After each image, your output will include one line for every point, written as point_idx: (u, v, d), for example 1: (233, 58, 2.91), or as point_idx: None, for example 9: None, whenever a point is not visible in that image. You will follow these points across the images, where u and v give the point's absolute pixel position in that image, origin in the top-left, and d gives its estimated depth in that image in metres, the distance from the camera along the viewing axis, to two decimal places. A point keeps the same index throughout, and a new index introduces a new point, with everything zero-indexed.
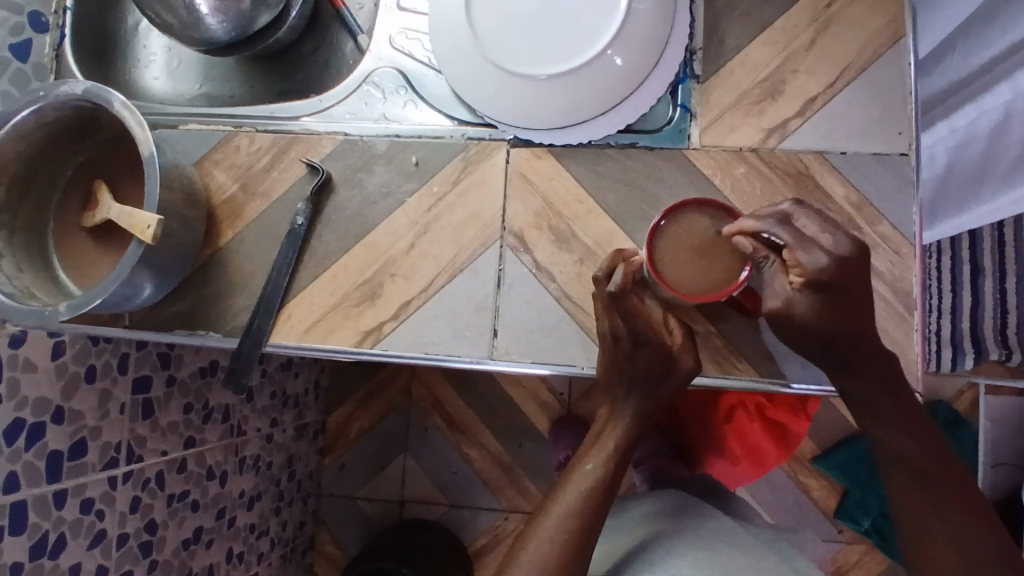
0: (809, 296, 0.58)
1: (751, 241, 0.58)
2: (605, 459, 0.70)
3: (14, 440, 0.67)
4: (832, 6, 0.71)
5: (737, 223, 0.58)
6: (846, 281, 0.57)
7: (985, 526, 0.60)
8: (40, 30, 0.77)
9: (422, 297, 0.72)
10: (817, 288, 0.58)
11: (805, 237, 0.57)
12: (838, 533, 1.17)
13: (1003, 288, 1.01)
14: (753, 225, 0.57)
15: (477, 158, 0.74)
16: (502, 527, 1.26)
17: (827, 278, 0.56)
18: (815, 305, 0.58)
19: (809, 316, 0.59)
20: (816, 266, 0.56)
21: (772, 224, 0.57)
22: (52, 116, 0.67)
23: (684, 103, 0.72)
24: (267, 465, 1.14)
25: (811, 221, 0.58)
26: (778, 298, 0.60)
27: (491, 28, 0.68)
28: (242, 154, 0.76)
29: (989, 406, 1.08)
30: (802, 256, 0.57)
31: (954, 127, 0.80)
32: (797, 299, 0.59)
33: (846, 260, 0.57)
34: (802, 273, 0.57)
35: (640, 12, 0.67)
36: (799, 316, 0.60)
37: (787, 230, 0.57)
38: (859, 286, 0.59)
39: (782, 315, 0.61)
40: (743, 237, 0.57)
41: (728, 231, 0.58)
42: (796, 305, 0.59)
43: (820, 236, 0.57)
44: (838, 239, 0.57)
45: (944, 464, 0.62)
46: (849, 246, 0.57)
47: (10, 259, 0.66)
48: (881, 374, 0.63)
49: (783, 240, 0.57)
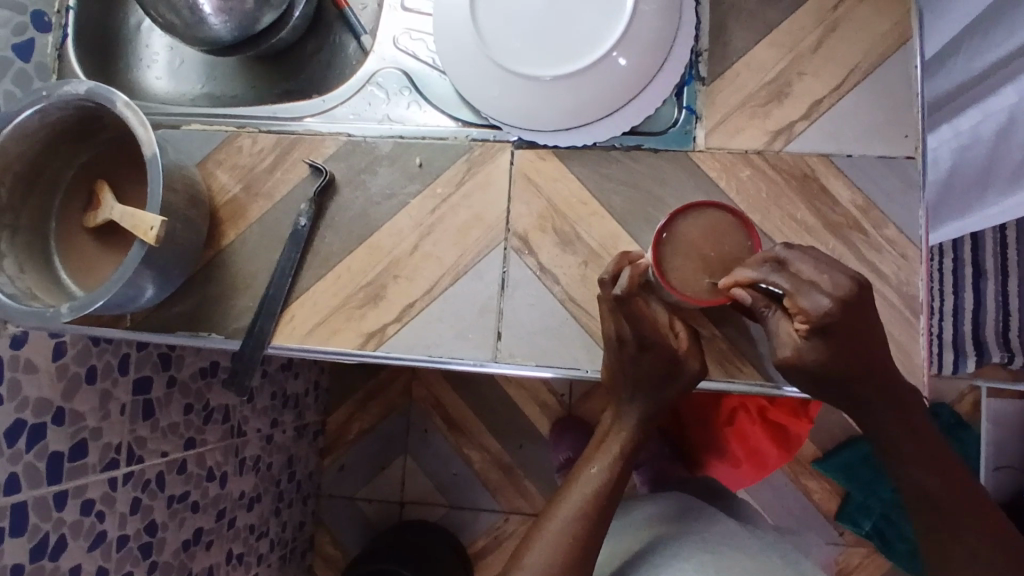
0: (816, 341, 0.58)
1: (749, 291, 0.59)
2: (611, 462, 0.70)
3: (15, 440, 0.67)
4: (838, 8, 0.70)
5: (733, 275, 0.58)
6: (849, 323, 0.57)
7: (991, 527, 0.62)
8: (42, 29, 0.76)
9: (425, 298, 0.72)
10: (821, 334, 0.57)
11: (803, 282, 0.57)
12: (840, 536, 1.17)
13: (1005, 290, 1.01)
14: (750, 275, 0.58)
15: (481, 160, 0.74)
16: (503, 529, 1.25)
17: (830, 322, 0.56)
18: (823, 350, 0.58)
19: (819, 360, 0.59)
20: (819, 311, 0.56)
21: (768, 273, 0.57)
22: (55, 116, 0.66)
23: (689, 105, 0.72)
24: (267, 467, 1.13)
25: (805, 263, 0.58)
26: (787, 348, 0.59)
27: (495, 28, 0.68)
28: (245, 154, 0.76)
29: (993, 410, 1.09)
30: (804, 301, 0.56)
31: (959, 130, 0.80)
32: (805, 348, 0.58)
33: (847, 302, 0.56)
34: (806, 320, 0.56)
35: (645, 13, 0.67)
36: (810, 362, 0.59)
37: (784, 277, 0.57)
38: (861, 324, 0.58)
39: (793, 364, 0.60)
40: (740, 289, 0.58)
41: (724, 284, 0.58)
42: (805, 353, 0.58)
43: (818, 277, 0.57)
44: (836, 280, 0.57)
45: (950, 468, 0.63)
46: (848, 286, 0.56)
47: (12, 260, 0.66)
48: (885, 397, 0.62)
49: (782, 287, 0.57)
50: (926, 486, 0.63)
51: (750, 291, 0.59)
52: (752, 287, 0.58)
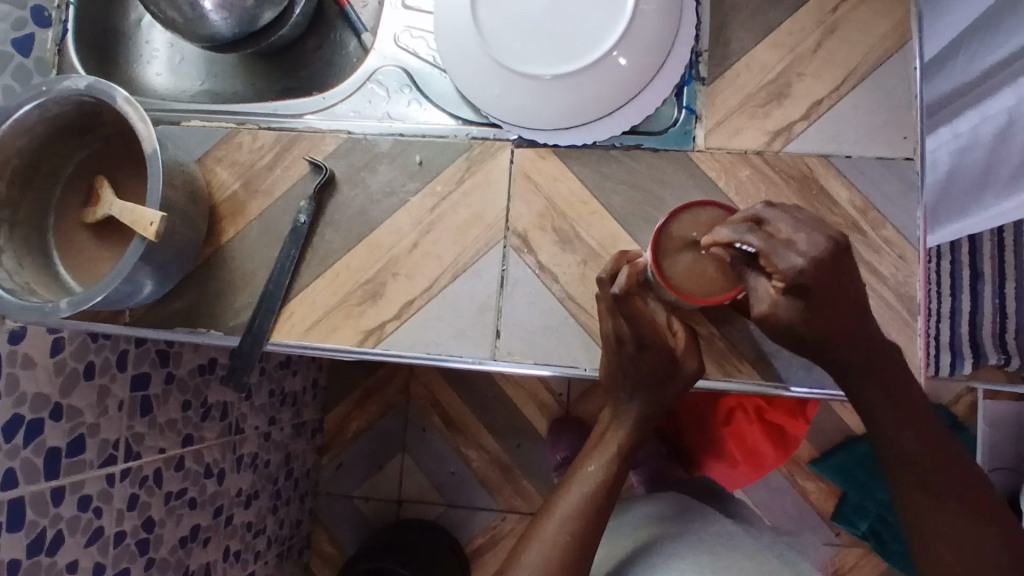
0: (792, 298, 0.57)
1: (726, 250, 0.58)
2: (609, 461, 0.70)
3: (12, 436, 0.67)
4: (838, 9, 0.71)
5: (710, 234, 0.58)
6: (825, 284, 0.56)
7: (994, 527, 0.58)
8: (43, 25, 0.76)
9: (424, 297, 0.72)
10: (797, 292, 0.56)
11: (777, 240, 0.56)
12: (836, 537, 1.17)
13: (1002, 293, 1.01)
14: (725, 236, 0.57)
15: (481, 158, 0.74)
16: (500, 527, 1.26)
17: (805, 281, 0.55)
18: (799, 308, 0.58)
19: (796, 319, 0.58)
20: (793, 270, 0.55)
21: (744, 232, 0.56)
22: (54, 111, 0.66)
23: (689, 105, 0.72)
24: (264, 464, 1.13)
25: (785, 223, 0.56)
26: (764, 303, 0.59)
27: (497, 27, 0.68)
28: (245, 151, 0.76)
29: (988, 410, 1.11)
30: (778, 260, 0.55)
31: (957, 132, 0.81)
32: (781, 304, 0.58)
33: (823, 262, 0.55)
34: (781, 278, 0.56)
35: (646, 13, 0.67)
36: (786, 318, 0.58)
37: (758, 235, 0.56)
38: (841, 285, 0.57)
39: (769, 319, 0.59)
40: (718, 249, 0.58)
41: (704, 244, 0.58)
42: (781, 310, 0.58)
43: (794, 237, 0.55)
44: (813, 239, 0.55)
45: (949, 462, 0.60)
46: (826, 246, 0.55)
47: (11, 255, 0.66)
48: (876, 378, 0.62)
49: (756, 246, 0.56)
50: (922, 479, 0.60)
51: (728, 250, 0.59)
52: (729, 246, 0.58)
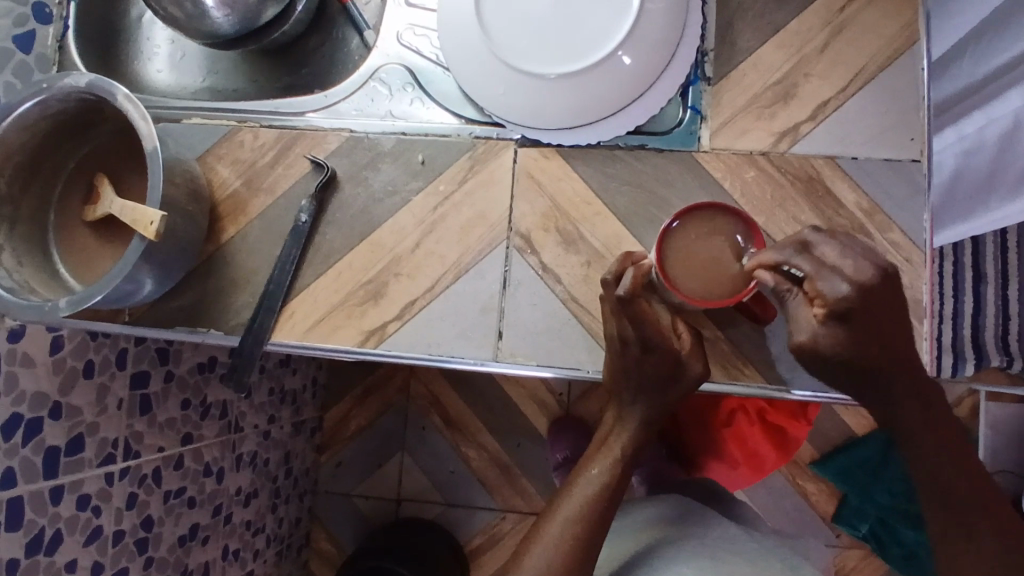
0: (834, 327, 0.57)
1: (773, 274, 0.58)
2: (612, 463, 0.69)
3: (11, 435, 0.66)
4: (845, 9, 0.70)
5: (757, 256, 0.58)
6: (868, 310, 0.56)
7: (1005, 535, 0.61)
8: (43, 21, 0.75)
9: (427, 297, 0.71)
10: (840, 319, 0.56)
11: (825, 265, 0.56)
12: (836, 538, 1.17)
13: (1005, 295, 1.01)
14: (772, 257, 0.57)
15: (484, 158, 0.73)
16: (500, 527, 1.25)
17: (848, 307, 0.55)
18: (840, 336, 0.57)
19: (837, 347, 0.58)
20: (836, 295, 0.55)
21: (791, 255, 0.57)
22: (54, 108, 0.66)
23: (695, 105, 0.72)
24: (264, 463, 1.13)
25: (831, 247, 0.57)
26: (804, 333, 0.58)
27: (502, 27, 0.67)
28: (246, 149, 0.75)
29: (990, 412, 1.11)
30: (823, 285, 0.55)
31: (963, 133, 0.80)
32: (822, 332, 0.57)
33: (868, 288, 0.55)
34: (824, 303, 0.56)
35: (652, 12, 0.66)
36: (826, 347, 0.58)
37: (806, 258, 0.56)
38: (884, 312, 0.57)
39: (809, 348, 0.59)
40: (763, 271, 0.58)
41: (750, 265, 0.58)
42: (821, 338, 0.57)
43: (840, 262, 0.56)
44: (859, 266, 0.55)
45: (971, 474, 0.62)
46: (871, 273, 0.55)
47: (10, 252, 0.65)
48: (917, 402, 0.61)
49: (804, 269, 0.56)
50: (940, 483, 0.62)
51: (774, 274, 0.58)
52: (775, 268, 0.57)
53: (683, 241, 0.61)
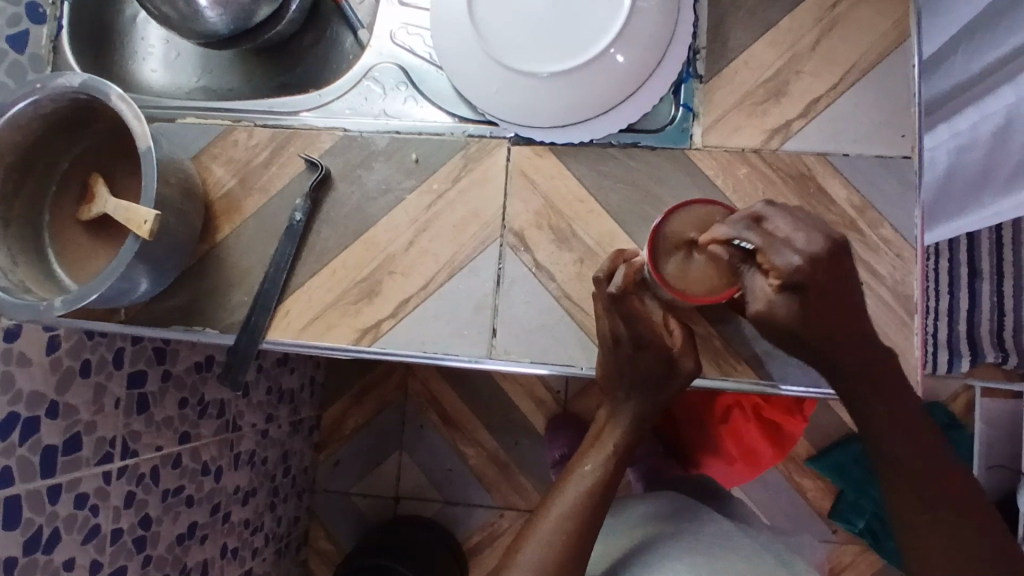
0: (788, 298, 0.57)
1: (725, 249, 0.59)
2: (606, 459, 0.70)
3: (8, 434, 0.67)
4: (837, 7, 0.70)
5: (709, 232, 0.58)
6: (821, 282, 0.56)
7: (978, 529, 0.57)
8: (37, 21, 0.75)
9: (421, 295, 0.72)
10: (794, 290, 0.57)
11: (776, 238, 0.56)
12: (832, 534, 1.17)
13: (1000, 291, 1.01)
14: (724, 233, 0.57)
15: (477, 156, 0.73)
16: (499, 524, 1.26)
17: (801, 278, 0.56)
18: (795, 307, 0.58)
19: (791, 318, 0.58)
20: (789, 267, 0.55)
21: (743, 230, 0.57)
22: (48, 108, 0.66)
23: (687, 103, 0.72)
24: (262, 462, 1.13)
25: (783, 221, 0.57)
26: (760, 302, 0.59)
27: (496, 26, 0.68)
28: (240, 148, 0.76)
29: (985, 408, 1.11)
30: (775, 258, 0.56)
31: (957, 130, 0.81)
32: (777, 302, 0.58)
33: (818, 260, 0.55)
34: (777, 276, 0.56)
35: (644, 10, 0.66)
36: (783, 318, 0.58)
37: (756, 232, 0.56)
38: (837, 283, 0.58)
39: (765, 318, 0.59)
40: (715, 245, 0.58)
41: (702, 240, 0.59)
42: (776, 308, 0.58)
43: (792, 235, 0.56)
44: (811, 238, 0.56)
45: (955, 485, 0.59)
46: (821, 244, 0.56)
47: (5, 252, 0.66)
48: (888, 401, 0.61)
49: (754, 243, 0.56)
50: (905, 473, 0.60)
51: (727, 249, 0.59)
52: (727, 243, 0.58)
53: (687, 221, 0.61)
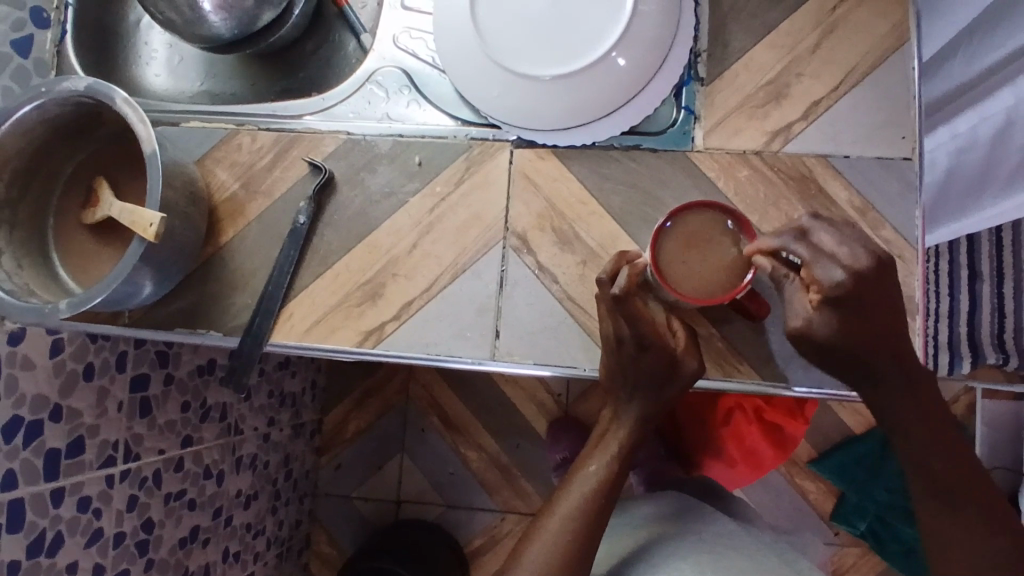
0: (828, 314, 0.59)
1: (770, 260, 0.60)
2: (609, 460, 0.70)
3: (12, 437, 0.67)
4: (836, 10, 0.71)
5: (756, 242, 0.60)
6: (864, 296, 0.58)
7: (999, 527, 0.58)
8: (41, 26, 0.76)
9: (423, 298, 0.72)
10: (834, 306, 0.59)
11: (822, 253, 0.59)
12: (834, 536, 1.17)
13: (1001, 293, 1.01)
14: (770, 245, 0.60)
15: (480, 159, 0.74)
16: (500, 528, 1.26)
17: (843, 293, 0.58)
18: (835, 323, 0.59)
19: (831, 335, 0.60)
20: (832, 281, 0.58)
21: (790, 244, 0.60)
22: (53, 112, 0.66)
23: (688, 106, 0.72)
24: (264, 465, 1.13)
25: (828, 234, 0.59)
26: (799, 317, 0.61)
27: (498, 29, 0.68)
28: (244, 152, 0.76)
29: (988, 410, 1.11)
30: (819, 272, 0.58)
31: (956, 132, 0.81)
32: (817, 318, 0.60)
33: (863, 274, 0.58)
34: (819, 290, 0.59)
35: (645, 14, 0.67)
36: (821, 335, 0.60)
37: (803, 245, 0.59)
38: (882, 300, 0.59)
39: (804, 335, 0.61)
40: (761, 256, 0.60)
41: (748, 250, 0.60)
42: (815, 323, 0.60)
43: (836, 250, 0.58)
44: (854, 253, 0.58)
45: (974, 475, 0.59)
46: (867, 261, 0.58)
47: (10, 256, 0.66)
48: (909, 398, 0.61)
49: (801, 256, 0.59)
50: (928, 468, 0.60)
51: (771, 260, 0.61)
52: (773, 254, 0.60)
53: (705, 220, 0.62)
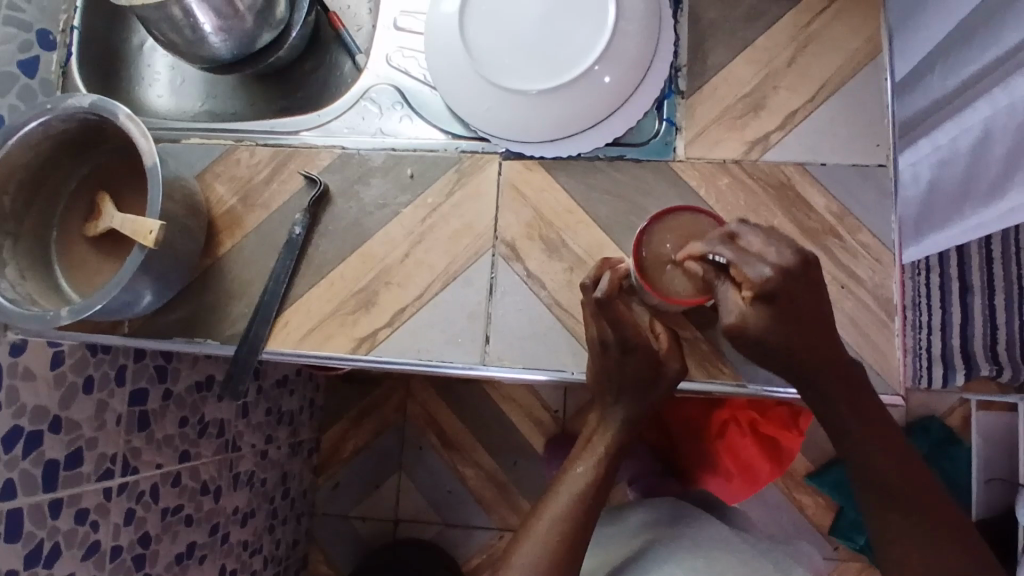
0: (761, 309, 0.59)
1: (701, 264, 0.61)
2: (596, 462, 0.71)
3: (12, 447, 0.68)
4: (811, 26, 0.74)
5: (686, 248, 0.61)
6: (792, 292, 0.58)
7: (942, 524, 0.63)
8: (47, 47, 0.79)
9: (415, 305, 0.74)
10: (765, 301, 0.58)
11: (748, 253, 0.58)
12: (834, 551, 1.17)
13: (992, 305, 1.06)
14: (699, 248, 0.60)
15: (470, 171, 0.76)
16: (497, 546, 1.25)
17: (773, 289, 0.57)
18: (767, 319, 0.59)
19: (764, 330, 0.59)
20: (760, 278, 0.57)
21: (716, 245, 0.59)
22: (57, 128, 0.69)
23: (670, 118, 0.75)
24: (261, 482, 1.14)
25: (755, 236, 0.59)
26: (732, 315, 0.60)
27: (487, 47, 0.71)
28: (243, 166, 0.79)
29: (982, 423, 1.11)
30: (748, 270, 0.57)
31: (937, 144, 0.84)
32: (750, 314, 0.59)
33: (789, 271, 0.57)
34: (750, 288, 0.58)
35: (627, 31, 0.70)
36: (754, 330, 0.59)
37: (730, 248, 0.58)
38: (807, 297, 0.59)
39: (737, 332, 0.60)
40: (692, 261, 0.61)
41: (678, 256, 0.62)
42: (749, 319, 0.59)
43: (764, 250, 0.58)
44: (781, 252, 0.58)
45: (937, 508, 0.64)
46: (792, 258, 0.58)
47: (13, 267, 0.68)
48: (872, 434, 0.65)
49: (726, 257, 0.58)
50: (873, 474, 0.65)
51: (702, 264, 0.61)
52: (703, 259, 0.60)
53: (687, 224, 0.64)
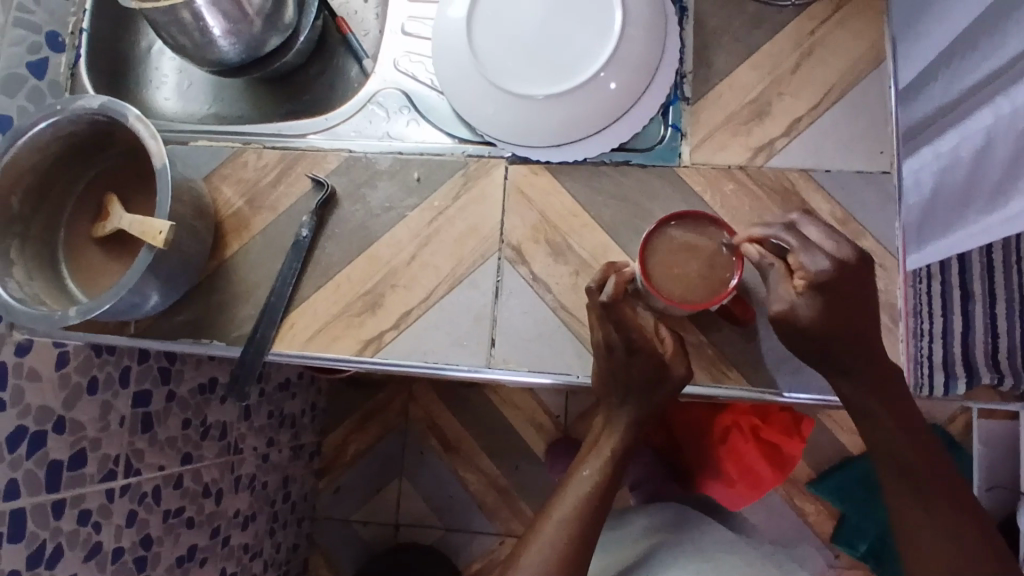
0: (810, 299, 0.62)
1: (757, 248, 0.64)
2: (602, 464, 0.71)
3: (15, 447, 0.68)
4: (815, 33, 0.75)
5: (746, 232, 0.64)
6: (847, 283, 0.62)
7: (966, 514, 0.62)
8: (56, 49, 0.80)
9: (421, 308, 0.74)
10: (819, 291, 0.62)
11: (808, 242, 0.63)
12: (836, 559, 1.17)
13: (993, 313, 1.06)
14: (760, 232, 0.64)
15: (476, 174, 0.77)
16: (499, 551, 1.25)
17: (826, 280, 0.62)
18: (818, 308, 0.62)
19: (813, 318, 0.62)
20: (818, 268, 0.62)
21: (778, 232, 0.64)
22: (67, 129, 0.69)
23: (675, 123, 0.75)
24: (263, 485, 1.14)
25: (813, 228, 0.64)
26: (781, 302, 0.63)
27: (494, 52, 0.71)
28: (250, 169, 0.79)
29: (983, 429, 1.11)
30: (806, 258, 0.62)
31: (939, 151, 0.84)
32: (800, 304, 0.62)
33: (846, 263, 0.62)
34: (805, 276, 0.62)
35: (633, 37, 0.70)
36: (804, 318, 0.62)
37: (792, 236, 0.63)
38: (859, 291, 0.63)
39: (787, 320, 0.63)
40: (750, 243, 0.64)
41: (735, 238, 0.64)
42: (800, 308, 0.62)
43: (823, 242, 0.63)
44: (840, 246, 0.63)
45: (962, 500, 0.63)
46: (850, 252, 0.63)
47: (21, 267, 0.69)
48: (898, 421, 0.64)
49: (789, 243, 0.63)
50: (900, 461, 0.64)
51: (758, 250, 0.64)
52: (762, 243, 0.64)
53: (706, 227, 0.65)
